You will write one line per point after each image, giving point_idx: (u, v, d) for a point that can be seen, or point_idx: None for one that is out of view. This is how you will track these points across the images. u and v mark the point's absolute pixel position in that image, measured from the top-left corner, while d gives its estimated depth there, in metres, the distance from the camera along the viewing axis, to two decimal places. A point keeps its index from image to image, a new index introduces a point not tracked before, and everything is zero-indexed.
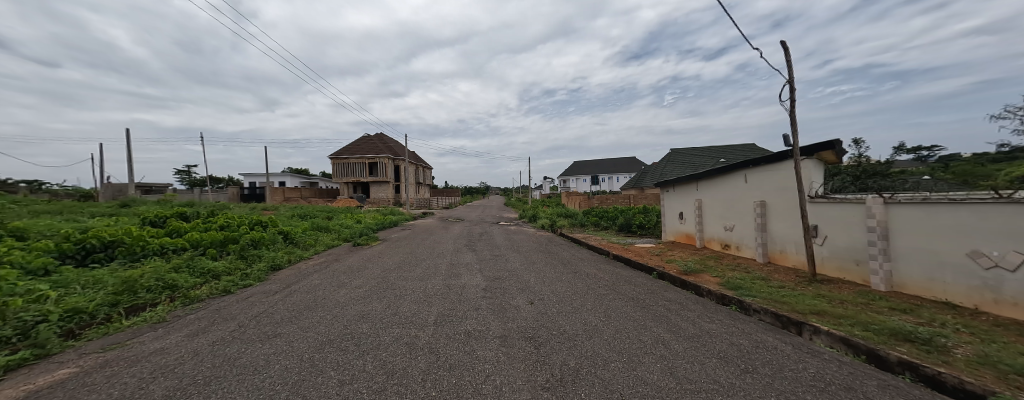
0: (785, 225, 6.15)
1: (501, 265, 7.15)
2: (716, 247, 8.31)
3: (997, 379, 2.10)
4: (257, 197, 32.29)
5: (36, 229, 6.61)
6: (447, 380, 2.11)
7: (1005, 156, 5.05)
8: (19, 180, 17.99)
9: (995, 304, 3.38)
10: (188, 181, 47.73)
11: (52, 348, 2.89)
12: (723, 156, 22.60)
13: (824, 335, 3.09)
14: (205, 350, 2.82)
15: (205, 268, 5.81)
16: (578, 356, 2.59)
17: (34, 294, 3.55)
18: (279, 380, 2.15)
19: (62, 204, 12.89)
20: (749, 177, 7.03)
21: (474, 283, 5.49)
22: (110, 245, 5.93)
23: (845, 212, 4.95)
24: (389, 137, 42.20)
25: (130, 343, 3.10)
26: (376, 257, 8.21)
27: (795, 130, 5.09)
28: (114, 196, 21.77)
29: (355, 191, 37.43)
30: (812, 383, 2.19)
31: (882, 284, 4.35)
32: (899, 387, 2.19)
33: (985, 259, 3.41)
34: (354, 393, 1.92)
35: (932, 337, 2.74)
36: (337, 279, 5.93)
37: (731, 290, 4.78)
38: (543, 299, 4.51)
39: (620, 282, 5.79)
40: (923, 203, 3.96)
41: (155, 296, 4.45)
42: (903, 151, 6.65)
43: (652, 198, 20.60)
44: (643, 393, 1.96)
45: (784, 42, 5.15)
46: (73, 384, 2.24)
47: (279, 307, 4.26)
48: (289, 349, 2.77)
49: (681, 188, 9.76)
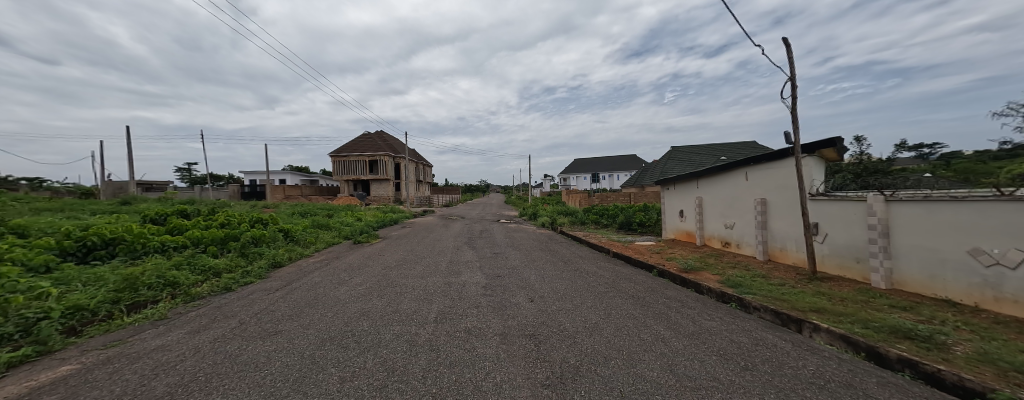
0: (785, 222, 6.15)
1: (502, 262, 7.19)
2: (716, 244, 8.33)
3: (997, 377, 2.10)
4: (257, 195, 32.20)
5: (38, 226, 6.61)
6: (447, 377, 2.13)
7: (1007, 153, 5.02)
8: (19, 178, 18.07)
9: (995, 301, 3.39)
10: (189, 179, 48.22)
11: (54, 345, 2.90)
12: (723, 153, 22.47)
13: (824, 332, 3.10)
14: (206, 347, 2.82)
15: (206, 265, 5.82)
16: (578, 353, 2.60)
17: (35, 291, 3.56)
18: (280, 377, 2.16)
19: (62, 202, 13.00)
20: (750, 174, 7.02)
21: (475, 281, 5.49)
22: (110, 242, 5.93)
23: (847, 210, 4.94)
24: (389, 135, 42.27)
25: (132, 340, 3.11)
26: (377, 255, 8.23)
27: (795, 127, 5.08)
28: (117, 193, 21.89)
29: (354, 188, 37.18)
30: (812, 381, 2.19)
31: (882, 282, 4.35)
32: (899, 384, 2.19)
33: (987, 256, 3.41)
34: (354, 391, 1.92)
35: (932, 335, 2.75)
36: (337, 276, 5.92)
37: (731, 288, 4.79)
38: (543, 296, 4.53)
39: (620, 280, 5.80)
40: (924, 201, 3.95)
41: (156, 293, 4.47)
42: (904, 148, 6.62)
43: (652, 196, 20.65)
44: (643, 390, 1.97)
45: (784, 39, 5.13)
46: (76, 380, 2.26)
47: (280, 304, 4.28)
48: (290, 346, 2.79)
49: (681, 186, 9.77)
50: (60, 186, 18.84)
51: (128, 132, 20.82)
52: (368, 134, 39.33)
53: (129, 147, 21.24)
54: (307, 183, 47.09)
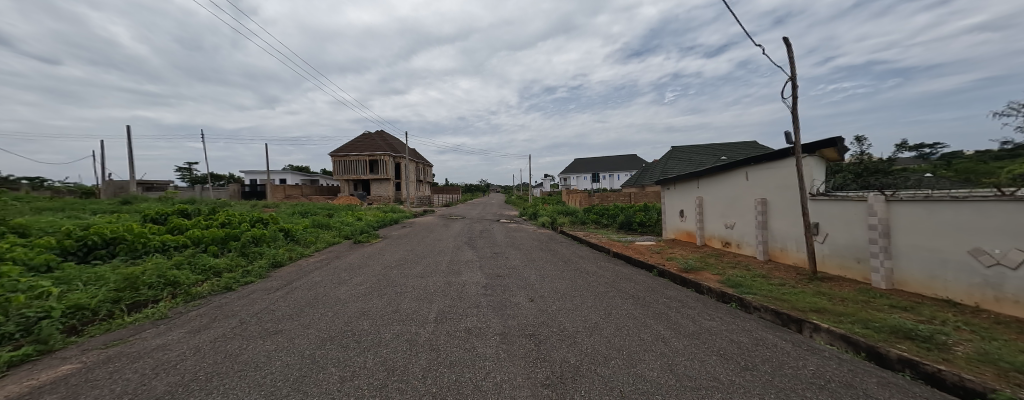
0: (786, 222, 6.15)
1: (502, 262, 7.18)
2: (716, 244, 8.34)
3: (998, 377, 2.10)
4: (257, 194, 32.27)
5: (39, 226, 6.62)
6: (447, 376, 2.13)
7: (1008, 153, 5.02)
8: (20, 177, 18.10)
9: (996, 301, 3.38)
10: (189, 178, 48.34)
11: (55, 344, 2.91)
12: (723, 153, 22.44)
13: (824, 332, 3.10)
14: (207, 347, 2.83)
15: (206, 265, 5.82)
16: (579, 353, 2.59)
17: (36, 290, 3.57)
18: (280, 377, 2.16)
19: (62, 200, 13.01)
20: (750, 174, 7.02)
21: (475, 280, 5.49)
22: (111, 242, 5.93)
23: (847, 210, 4.94)
24: (389, 135, 42.30)
25: (132, 340, 3.11)
26: (377, 255, 8.23)
27: (795, 127, 5.07)
28: (116, 193, 21.66)
29: (354, 188, 36.87)
30: (812, 381, 2.19)
31: (882, 282, 4.35)
32: (899, 384, 2.19)
33: (987, 256, 3.41)
34: (354, 390, 1.92)
35: (933, 335, 2.75)
36: (338, 276, 5.91)
37: (731, 288, 4.79)
38: (544, 296, 4.52)
39: (620, 280, 5.80)
40: (924, 201, 3.95)
41: (157, 292, 4.48)
42: (904, 148, 6.61)
43: (652, 196, 20.64)
44: (644, 390, 1.96)
45: (784, 39, 5.14)
46: (76, 380, 2.26)
47: (280, 304, 4.28)
48: (290, 345, 2.79)
49: (681, 186, 9.77)
50: (61, 186, 18.89)
51: (129, 132, 20.82)
52: (368, 133, 39.32)
53: (129, 147, 21.20)
54: (307, 182, 47.03)
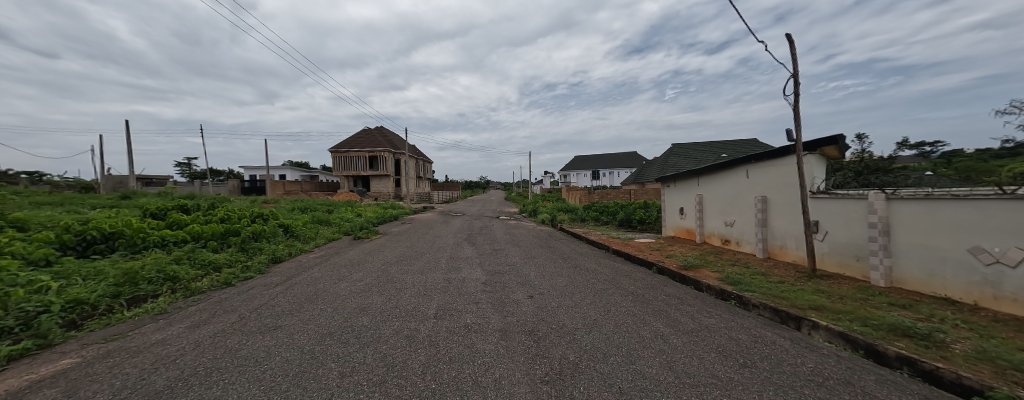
0: (786, 220, 6.14)
1: (501, 259, 7.20)
2: (716, 242, 8.32)
3: (996, 374, 2.11)
4: (258, 190, 32.41)
5: (37, 220, 6.59)
6: (448, 372, 2.13)
7: (1008, 152, 5.00)
8: (19, 172, 18.08)
9: (994, 300, 3.39)
10: (190, 173, 48.37)
11: (54, 339, 2.90)
12: (724, 150, 22.36)
13: (823, 330, 3.10)
14: (206, 342, 2.83)
15: (206, 260, 5.83)
16: (578, 350, 2.60)
17: (35, 285, 3.57)
18: (280, 372, 2.16)
19: (63, 196, 12.94)
20: (751, 172, 7.01)
21: (474, 277, 5.50)
22: (110, 237, 5.92)
23: (848, 208, 4.94)
24: (390, 132, 42.56)
25: (132, 334, 3.11)
26: (377, 251, 8.24)
27: (797, 124, 5.05)
28: (116, 188, 21.73)
29: (355, 185, 37.13)
30: (810, 378, 2.20)
31: (881, 280, 4.36)
32: (896, 381, 2.20)
33: (986, 255, 3.41)
34: (354, 385, 1.93)
35: (931, 333, 2.75)
36: (338, 272, 5.94)
37: (730, 285, 4.79)
38: (543, 293, 4.53)
39: (620, 277, 5.80)
40: (925, 199, 3.93)
41: (156, 287, 4.48)
42: (906, 147, 6.58)
43: (652, 193, 20.72)
44: (643, 387, 1.97)
45: (789, 36, 5.07)
46: (75, 374, 2.27)
47: (280, 299, 4.28)
48: (290, 341, 2.78)
49: (681, 183, 9.74)
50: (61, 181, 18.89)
51: (128, 126, 20.91)
52: (367, 129, 39.21)
53: (129, 143, 21.15)
54: (308, 179, 47.09)
